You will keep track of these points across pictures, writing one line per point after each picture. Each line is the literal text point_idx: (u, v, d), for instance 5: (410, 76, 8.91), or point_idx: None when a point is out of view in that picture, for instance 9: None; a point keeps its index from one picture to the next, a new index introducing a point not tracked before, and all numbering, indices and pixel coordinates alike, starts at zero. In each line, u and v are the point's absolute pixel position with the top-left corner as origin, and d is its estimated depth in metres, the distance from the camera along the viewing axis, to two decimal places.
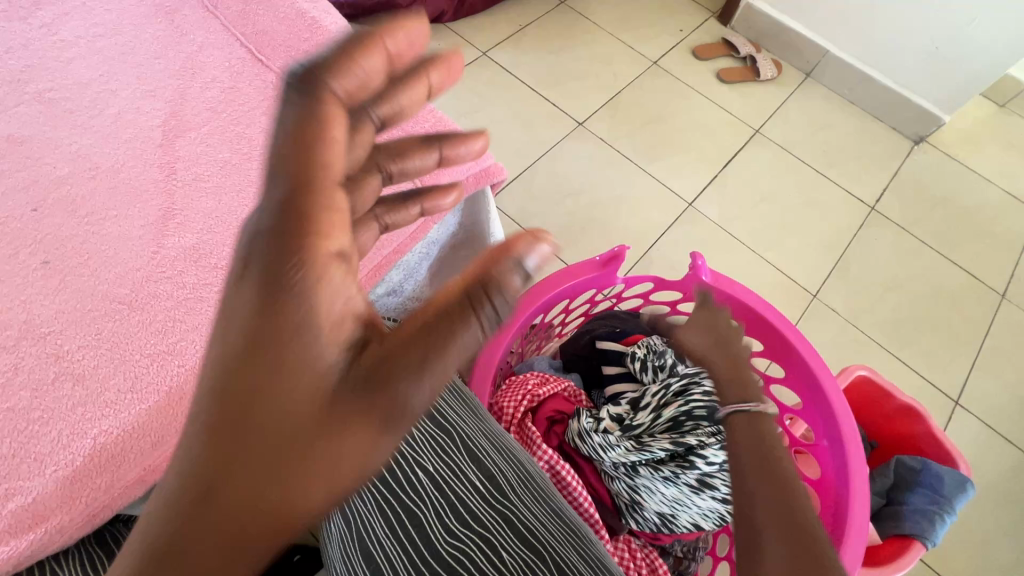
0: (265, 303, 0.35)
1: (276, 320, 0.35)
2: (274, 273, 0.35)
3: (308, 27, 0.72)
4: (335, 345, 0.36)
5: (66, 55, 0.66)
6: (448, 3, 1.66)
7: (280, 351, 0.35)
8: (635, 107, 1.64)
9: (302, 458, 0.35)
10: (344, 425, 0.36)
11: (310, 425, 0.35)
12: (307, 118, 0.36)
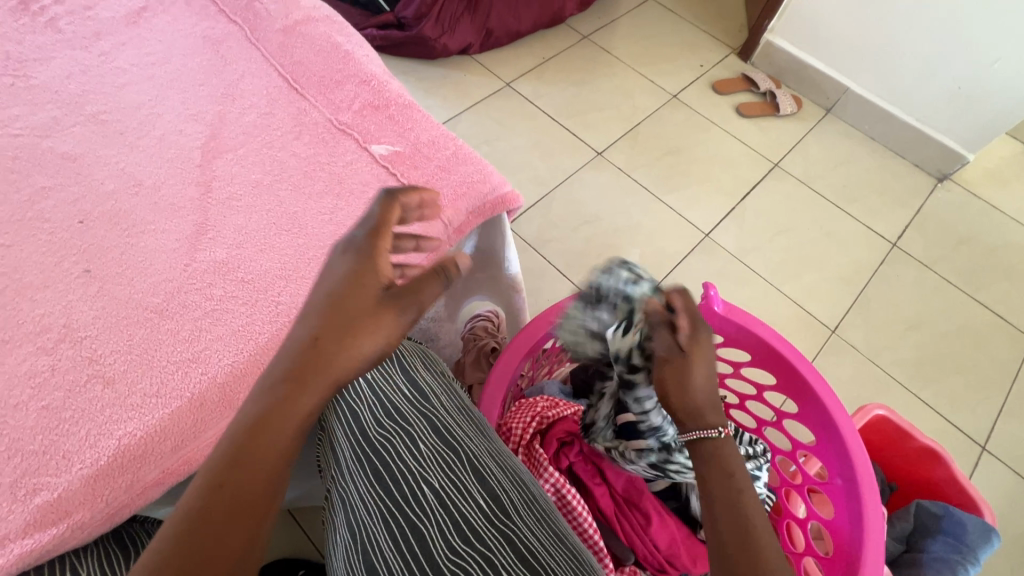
0: (352, 266, 0.49)
1: (352, 271, 0.49)
2: (359, 246, 0.50)
3: (341, 59, 0.77)
4: (378, 277, 0.49)
5: (120, 81, 0.72)
6: (475, 36, 1.74)
7: (345, 288, 0.48)
8: (653, 138, 1.67)
9: (345, 339, 0.47)
10: (375, 318, 0.47)
11: (360, 315, 0.47)
12: (388, 202, 0.53)
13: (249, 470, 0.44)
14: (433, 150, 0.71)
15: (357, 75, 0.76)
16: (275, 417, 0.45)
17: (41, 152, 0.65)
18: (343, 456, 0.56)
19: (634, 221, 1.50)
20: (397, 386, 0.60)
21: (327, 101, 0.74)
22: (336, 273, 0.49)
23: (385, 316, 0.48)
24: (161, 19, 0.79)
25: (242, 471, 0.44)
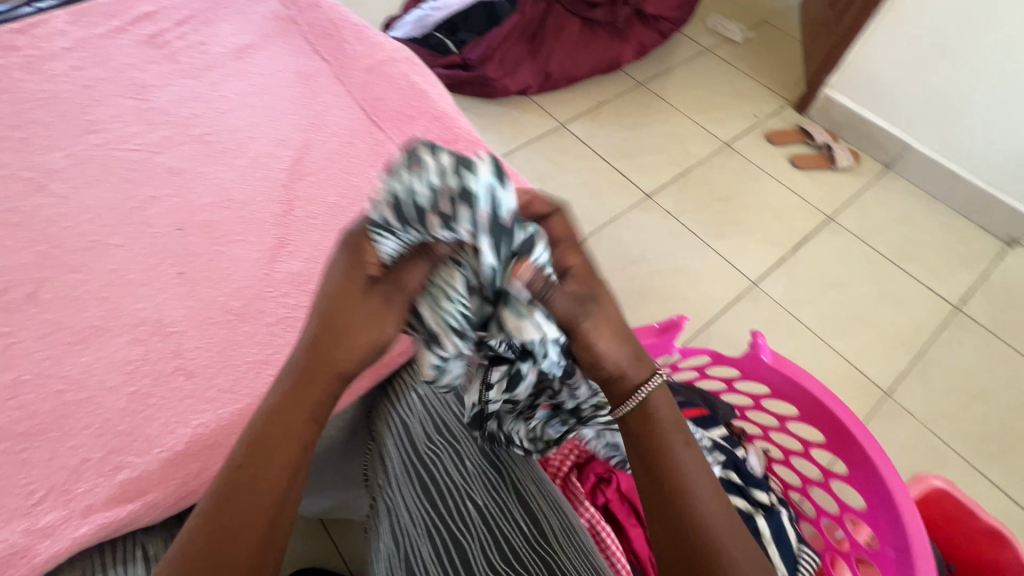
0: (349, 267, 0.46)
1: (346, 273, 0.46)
2: (354, 243, 0.45)
3: (417, 97, 0.84)
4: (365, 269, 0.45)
5: (223, 107, 0.81)
6: (534, 79, 1.82)
7: (340, 293, 0.46)
8: (704, 184, 1.68)
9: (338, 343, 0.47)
10: (374, 315, 0.46)
11: (357, 321, 0.46)
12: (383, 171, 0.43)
13: (261, 463, 0.47)
14: None
15: (429, 112, 0.82)
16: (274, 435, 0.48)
17: (153, 166, 0.73)
18: (392, 465, 0.59)
19: (680, 264, 1.50)
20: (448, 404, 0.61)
21: (401, 135, 0.80)
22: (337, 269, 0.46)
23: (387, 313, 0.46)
24: (262, 57, 0.88)
25: (248, 485, 0.47)
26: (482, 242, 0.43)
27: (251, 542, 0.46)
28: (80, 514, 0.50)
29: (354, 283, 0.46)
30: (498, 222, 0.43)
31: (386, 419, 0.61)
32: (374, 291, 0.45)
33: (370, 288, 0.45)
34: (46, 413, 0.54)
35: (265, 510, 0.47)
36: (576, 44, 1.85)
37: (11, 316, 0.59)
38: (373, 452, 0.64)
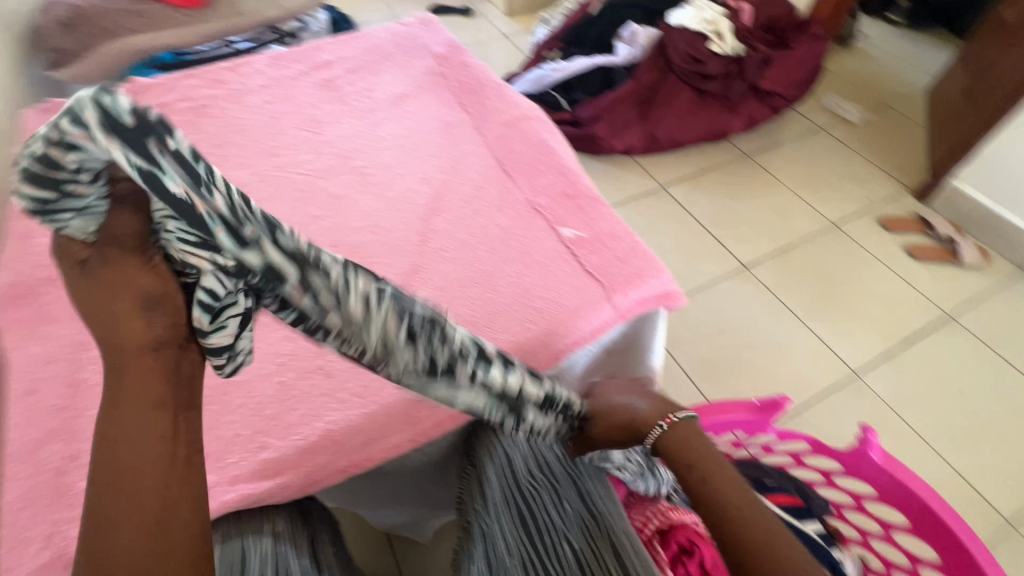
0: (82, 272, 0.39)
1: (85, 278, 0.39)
2: (67, 254, 0.39)
3: (545, 152, 0.92)
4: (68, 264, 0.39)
5: (379, 147, 0.93)
6: (639, 140, 1.87)
7: (96, 300, 0.40)
8: (806, 261, 1.63)
9: (126, 331, 0.41)
10: (127, 276, 0.39)
11: (121, 291, 0.39)
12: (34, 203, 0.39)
13: (131, 475, 0.42)
14: (613, 240, 0.79)
15: (556, 167, 0.89)
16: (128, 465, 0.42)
17: (319, 192, 0.86)
18: (494, 495, 0.63)
19: (774, 340, 1.45)
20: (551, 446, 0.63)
21: (529, 185, 0.87)
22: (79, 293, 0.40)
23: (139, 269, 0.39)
24: (415, 105, 1.01)
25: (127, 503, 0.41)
26: (138, 179, 0.34)
27: (149, 552, 0.41)
28: (226, 482, 0.57)
29: (81, 278, 0.39)
30: (115, 123, 0.32)
31: (490, 448, 0.65)
32: (80, 265, 0.39)
33: (76, 263, 0.39)
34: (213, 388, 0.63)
35: (147, 519, 0.41)
36: (686, 111, 1.89)
37: None
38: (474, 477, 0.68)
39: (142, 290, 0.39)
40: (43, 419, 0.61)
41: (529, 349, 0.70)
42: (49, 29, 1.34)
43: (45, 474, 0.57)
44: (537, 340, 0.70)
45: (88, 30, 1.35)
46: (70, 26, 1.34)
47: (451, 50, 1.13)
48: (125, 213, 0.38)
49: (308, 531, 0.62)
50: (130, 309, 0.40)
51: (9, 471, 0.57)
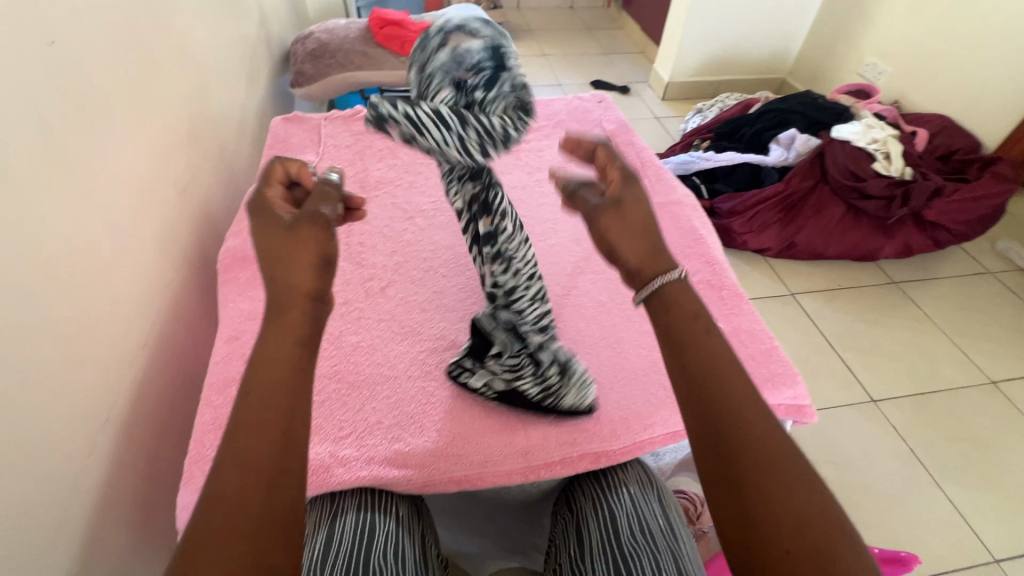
0: (276, 231, 0.49)
1: (274, 240, 0.49)
2: (268, 215, 0.50)
3: (694, 239, 0.95)
4: (270, 216, 0.50)
5: (541, 204, 1.04)
6: (776, 242, 1.84)
7: (277, 252, 0.48)
8: (950, 413, 1.44)
9: (284, 283, 0.46)
10: (302, 238, 0.48)
11: (296, 248, 0.48)
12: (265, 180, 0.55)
13: (246, 439, 0.41)
14: (752, 340, 0.80)
15: (702, 255, 0.92)
16: (245, 431, 0.41)
17: None
18: (588, 545, 0.59)
19: (895, 490, 1.28)
20: (656, 513, 0.61)
21: None
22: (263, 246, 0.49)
23: (313, 231, 0.49)
24: (579, 173, 1.11)
25: (237, 475, 0.40)
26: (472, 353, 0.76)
27: (252, 496, 0.39)
28: (363, 461, 0.64)
29: (275, 226, 0.49)
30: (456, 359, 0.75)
31: (594, 501, 0.64)
32: (277, 224, 0.49)
33: (274, 222, 0.50)
34: (370, 376, 0.73)
35: (269, 444, 0.41)
36: (834, 224, 1.82)
37: (370, 300, 0.84)
38: (564, 523, 0.66)
39: (312, 250, 0.48)
40: (236, 363, 0.74)
41: (649, 420, 0.70)
42: (299, 56, 1.67)
43: (230, 408, 0.69)
44: (659, 415, 0.70)
45: (326, 60, 1.65)
46: (314, 55, 1.66)
47: (620, 129, 1.24)
48: (327, 202, 0.52)
49: (422, 523, 0.65)
50: (296, 262, 0.47)
51: (208, 398, 0.70)
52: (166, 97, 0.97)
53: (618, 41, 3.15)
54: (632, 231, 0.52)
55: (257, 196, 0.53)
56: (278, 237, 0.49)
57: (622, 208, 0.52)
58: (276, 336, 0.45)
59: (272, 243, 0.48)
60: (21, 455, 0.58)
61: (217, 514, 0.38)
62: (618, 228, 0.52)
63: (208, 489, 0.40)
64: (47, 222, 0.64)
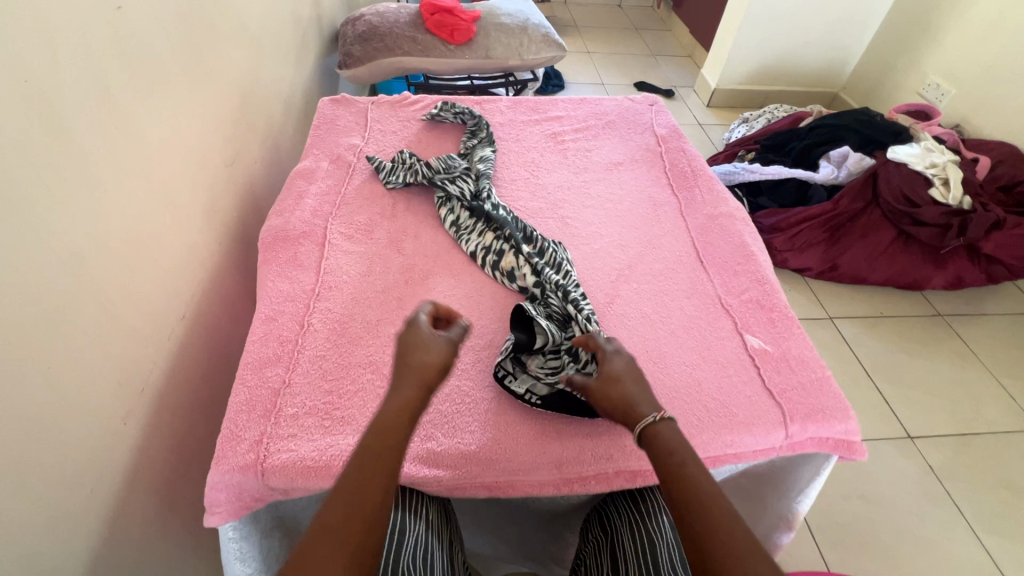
0: (418, 338, 0.62)
1: (414, 342, 0.62)
2: (416, 327, 0.64)
3: (746, 254, 0.91)
4: (417, 337, 0.62)
5: (586, 205, 1.01)
6: (818, 263, 1.78)
7: (415, 352, 0.60)
8: (992, 458, 1.37)
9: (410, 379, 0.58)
10: (432, 354, 0.61)
11: (424, 360, 0.60)
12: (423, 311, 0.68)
13: (358, 479, 0.51)
14: (802, 367, 0.76)
15: (753, 273, 0.88)
16: (361, 472, 0.52)
17: None
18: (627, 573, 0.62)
19: (928, 534, 1.22)
20: None
21: (722, 281, 0.87)
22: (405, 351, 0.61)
23: (440, 352, 0.61)
24: (627, 177, 1.08)
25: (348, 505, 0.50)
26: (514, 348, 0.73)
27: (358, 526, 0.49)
28: None
29: (417, 341, 0.62)
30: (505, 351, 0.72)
31: (632, 526, 0.66)
32: (422, 340, 0.62)
33: (421, 338, 0.63)
34: None
35: (377, 489, 0.51)
36: (881, 249, 1.75)
37: (408, 291, 0.82)
38: (600, 545, 0.69)
39: (437, 361, 0.61)
40: (272, 344, 0.73)
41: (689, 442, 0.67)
42: (348, 37, 1.66)
43: (264, 389, 0.68)
44: (700, 439, 0.67)
45: (374, 43, 1.64)
46: (363, 37, 1.65)
47: (671, 135, 1.20)
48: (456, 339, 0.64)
49: (449, 531, 0.67)
50: (425, 369, 0.59)
51: (242, 377, 0.69)
52: (221, 70, 0.96)
53: (665, 42, 3.08)
54: (618, 392, 0.61)
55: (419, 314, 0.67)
56: (418, 345, 0.61)
57: (616, 373, 0.63)
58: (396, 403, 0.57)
59: (417, 335, 0.62)
60: (58, 419, 0.57)
61: (328, 545, 0.47)
62: (607, 386, 0.62)
63: (319, 523, 0.49)
64: (102, 188, 0.64)
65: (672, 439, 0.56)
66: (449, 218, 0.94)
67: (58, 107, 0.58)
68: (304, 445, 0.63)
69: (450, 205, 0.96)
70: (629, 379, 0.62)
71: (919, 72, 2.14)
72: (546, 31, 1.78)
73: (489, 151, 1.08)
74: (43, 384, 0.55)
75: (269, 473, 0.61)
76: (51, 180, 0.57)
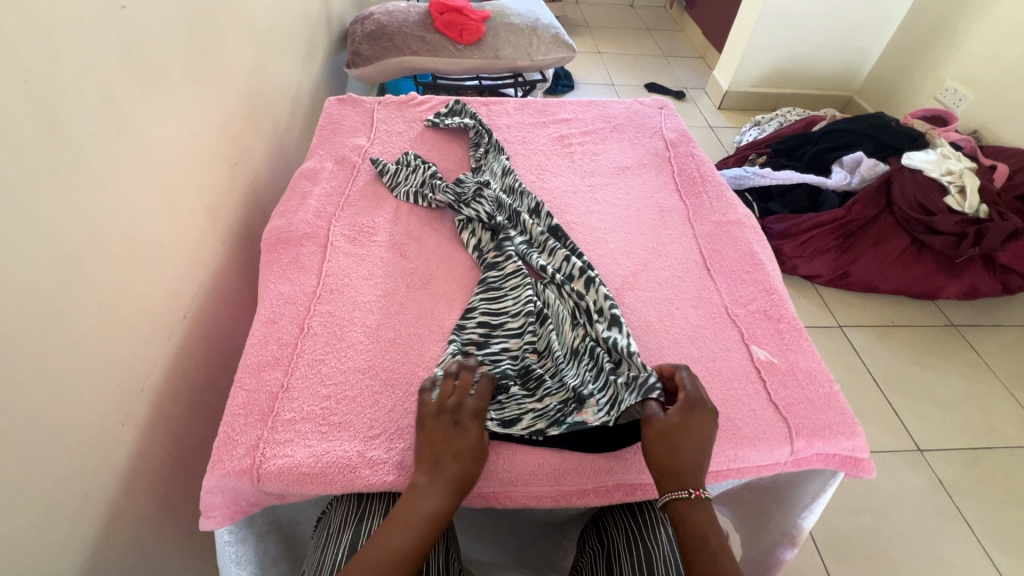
0: (471, 436, 0.61)
1: (467, 435, 0.60)
2: (471, 417, 0.62)
3: (754, 263, 0.90)
4: (471, 431, 0.61)
5: (592, 209, 1.00)
6: (828, 269, 1.75)
7: (467, 449, 0.59)
8: (1004, 474, 1.34)
9: (454, 478, 0.58)
10: (479, 459, 0.60)
11: (471, 464, 0.59)
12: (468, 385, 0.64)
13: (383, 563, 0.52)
14: (810, 381, 0.74)
15: (761, 282, 0.87)
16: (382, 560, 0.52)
17: None
18: None
19: (935, 550, 1.19)
20: None
21: (729, 291, 0.86)
22: (460, 443, 0.59)
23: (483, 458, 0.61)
24: (635, 181, 1.07)
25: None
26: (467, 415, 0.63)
27: None
28: (390, 465, 0.62)
29: (462, 433, 0.60)
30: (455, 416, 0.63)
31: (629, 537, 0.66)
32: (476, 439, 0.61)
33: (478, 437, 0.61)
34: (406, 374, 0.71)
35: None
36: (894, 258, 1.72)
37: (409, 295, 0.82)
38: (595, 556, 0.68)
39: (476, 470, 0.60)
40: (271, 347, 0.73)
41: None
42: (356, 36, 1.66)
43: (262, 393, 0.68)
44: None
45: (383, 42, 1.63)
46: (372, 36, 1.64)
47: (681, 139, 1.19)
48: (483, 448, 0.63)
49: (446, 538, 0.67)
50: (464, 471, 0.59)
51: (241, 381, 0.69)
52: (227, 69, 0.96)
53: (677, 43, 3.05)
54: (667, 452, 0.59)
55: (469, 392, 0.64)
56: (467, 441, 0.60)
57: (666, 434, 0.60)
58: (435, 494, 0.56)
59: (470, 432, 0.61)
60: (54, 421, 0.57)
61: None
62: (653, 448, 0.60)
63: None
64: (102, 189, 0.64)
65: (698, 517, 0.56)
66: (467, 237, 0.90)
67: (58, 109, 0.58)
68: (300, 450, 0.63)
69: (469, 224, 0.92)
70: (688, 440, 0.60)
71: (936, 77, 2.09)
72: (556, 32, 1.77)
73: (504, 162, 1.06)
74: (39, 385, 0.55)
75: (264, 479, 0.61)
76: (49, 180, 0.57)
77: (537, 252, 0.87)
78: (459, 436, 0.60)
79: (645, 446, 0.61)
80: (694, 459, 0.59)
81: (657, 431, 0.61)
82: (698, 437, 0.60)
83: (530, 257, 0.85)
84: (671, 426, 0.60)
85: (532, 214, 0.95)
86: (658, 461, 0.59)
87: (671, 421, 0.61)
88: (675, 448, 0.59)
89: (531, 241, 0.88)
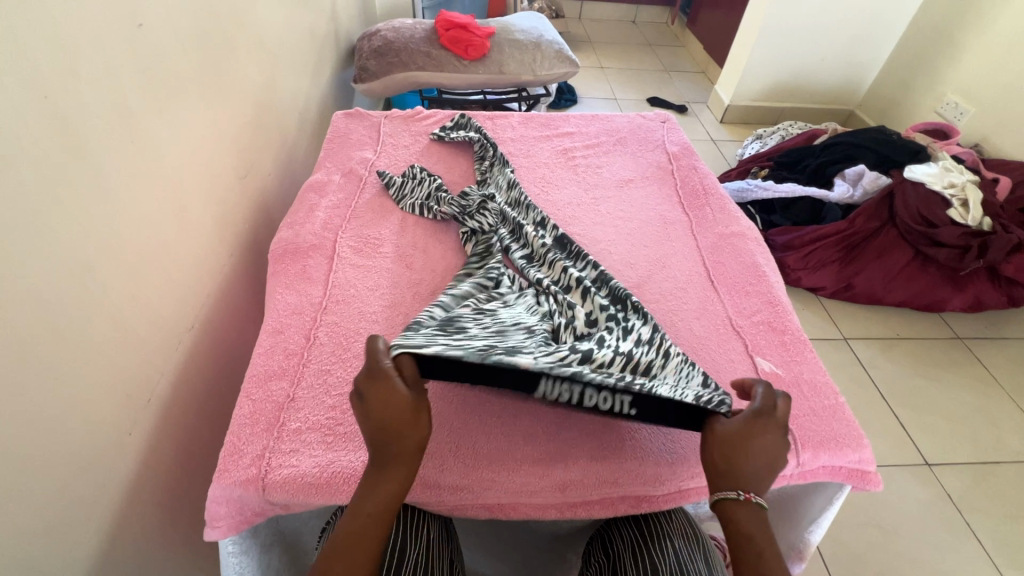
0: (392, 408, 0.55)
1: (389, 410, 0.54)
2: (389, 387, 0.56)
3: (757, 275, 0.90)
4: (391, 402, 0.55)
5: (595, 221, 1.01)
6: (832, 282, 1.75)
7: (390, 425, 0.54)
8: (1015, 489, 1.32)
9: (390, 457, 0.54)
10: (410, 429, 0.54)
11: (401, 438, 0.54)
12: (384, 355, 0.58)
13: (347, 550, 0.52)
14: (815, 393, 0.74)
15: (765, 294, 0.87)
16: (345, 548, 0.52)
17: None
18: None
19: (946, 567, 1.18)
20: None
21: (732, 302, 0.86)
22: (382, 420, 0.54)
23: (421, 424, 0.55)
24: (638, 194, 1.08)
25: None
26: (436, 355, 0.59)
27: None
28: None
29: (386, 406, 0.55)
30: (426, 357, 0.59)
31: (635, 550, 0.65)
32: (399, 408, 0.55)
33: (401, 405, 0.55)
34: None
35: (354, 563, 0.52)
36: (898, 270, 1.72)
37: (414, 307, 0.82)
38: (601, 569, 0.68)
39: (414, 441, 0.55)
40: (278, 357, 0.73)
41: (697, 467, 0.66)
42: (364, 52, 1.69)
43: (268, 403, 0.68)
44: None
45: (389, 58, 1.67)
46: (379, 52, 1.67)
47: (683, 152, 1.20)
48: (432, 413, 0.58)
49: (450, 551, 0.67)
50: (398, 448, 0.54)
51: (247, 391, 0.70)
52: (237, 84, 0.98)
53: (679, 58, 3.09)
54: (728, 459, 0.56)
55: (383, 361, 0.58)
56: (389, 415, 0.54)
57: (731, 440, 0.57)
58: (381, 479, 0.54)
59: (390, 403, 0.55)
60: (63, 430, 0.58)
61: None
62: (715, 451, 0.57)
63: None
64: (116, 201, 0.65)
65: (750, 530, 0.54)
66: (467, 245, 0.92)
67: (76, 123, 0.59)
68: (306, 461, 0.63)
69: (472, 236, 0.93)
70: (754, 448, 0.56)
71: (937, 91, 2.11)
72: (559, 48, 1.80)
73: (508, 175, 1.07)
74: (49, 393, 0.56)
75: (269, 488, 0.61)
76: (64, 193, 0.58)
77: (537, 266, 0.87)
78: (379, 412, 0.55)
79: (707, 448, 0.58)
80: (756, 470, 0.56)
81: (722, 434, 0.58)
82: (764, 447, 0.57)
83: (532, 271, 0.85)
84: (740, 431, 0.57)
85: (538, 228, 0.96)
86: (717, 466, 0.57)
87: (738, 426, 0.58)
88: (740, 456, 0.56)
89: (530, 254, 0.89)
